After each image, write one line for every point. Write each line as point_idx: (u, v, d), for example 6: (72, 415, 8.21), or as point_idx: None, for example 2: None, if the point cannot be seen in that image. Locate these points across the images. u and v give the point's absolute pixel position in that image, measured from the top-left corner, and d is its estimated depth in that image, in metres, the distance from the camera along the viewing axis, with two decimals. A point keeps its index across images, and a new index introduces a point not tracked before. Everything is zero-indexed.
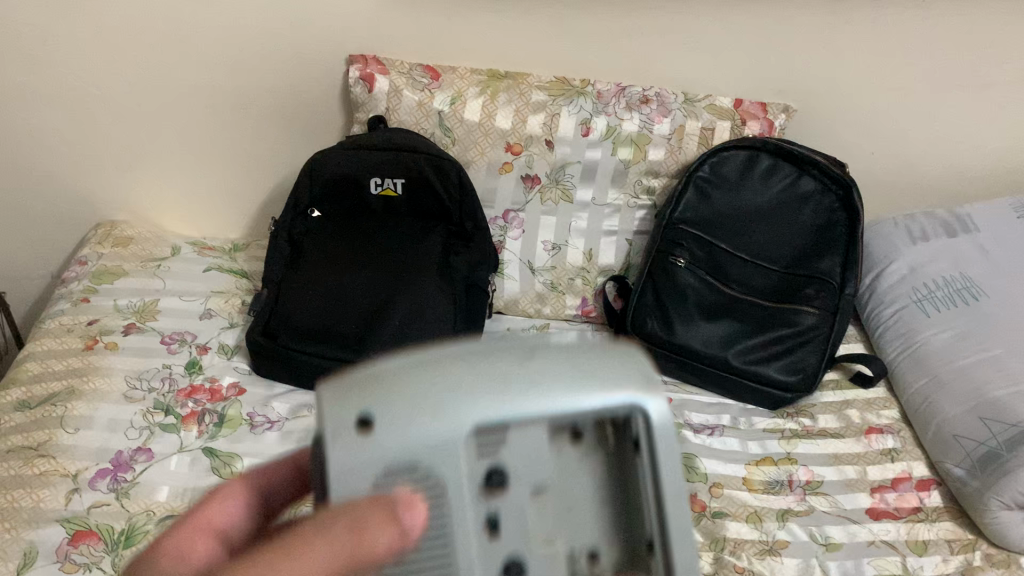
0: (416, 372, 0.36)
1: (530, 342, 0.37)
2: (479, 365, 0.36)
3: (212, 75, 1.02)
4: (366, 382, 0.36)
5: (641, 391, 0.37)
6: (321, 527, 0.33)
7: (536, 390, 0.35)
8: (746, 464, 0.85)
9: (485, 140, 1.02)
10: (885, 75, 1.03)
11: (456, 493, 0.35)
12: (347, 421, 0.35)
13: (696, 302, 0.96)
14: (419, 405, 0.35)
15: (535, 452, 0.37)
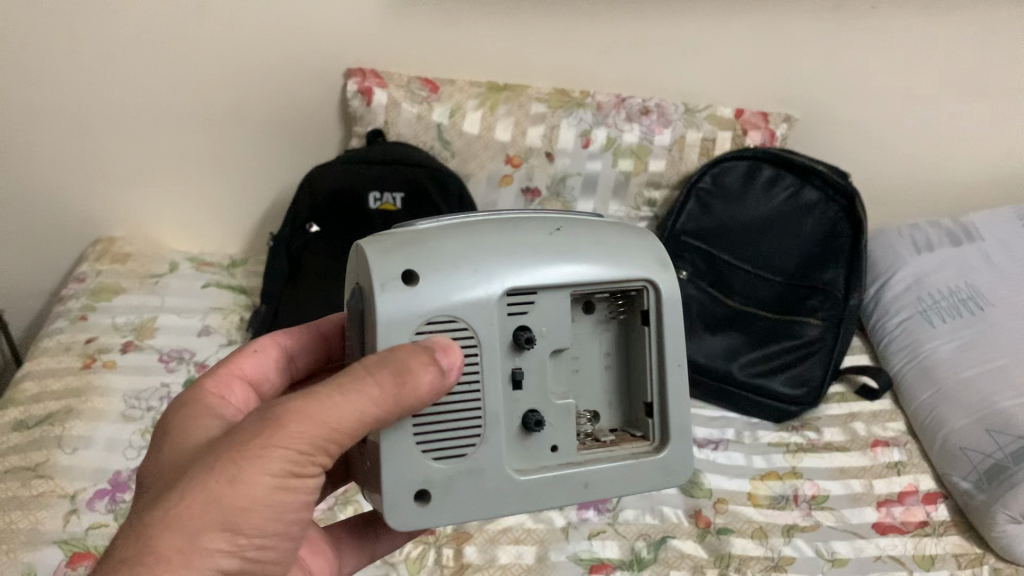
0: (463, 241, 0.44)
1: (553, 223, 0.48)
2: (518, 241, 0.45)
3: (211, 89, 1.01)
4: (416, 243, 0.43)
5: (651, 273, 0.48)
6: (352, 378, 0.39)
7: (567, 265, 0.46)
8: (751, 479, 0.84)
9: (484, 152, 1.01)
10: (886, 83, 1.03)
11: (491, 348, 0.44)
12: (394, 273, 0.42)
13: (699, 314, 0.95)
14: (472, 267, 0.43)
15: (560, 316, 0.47)
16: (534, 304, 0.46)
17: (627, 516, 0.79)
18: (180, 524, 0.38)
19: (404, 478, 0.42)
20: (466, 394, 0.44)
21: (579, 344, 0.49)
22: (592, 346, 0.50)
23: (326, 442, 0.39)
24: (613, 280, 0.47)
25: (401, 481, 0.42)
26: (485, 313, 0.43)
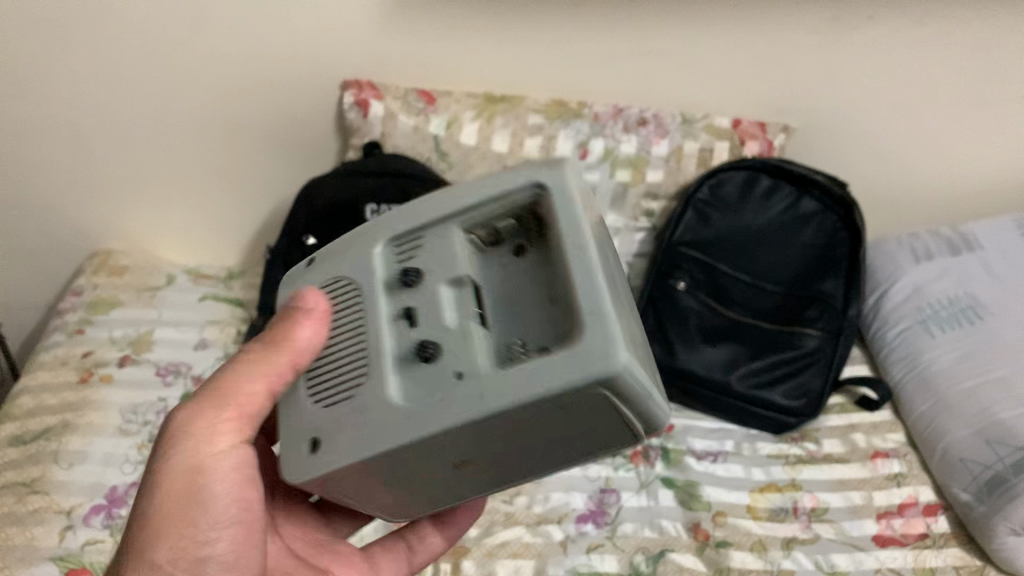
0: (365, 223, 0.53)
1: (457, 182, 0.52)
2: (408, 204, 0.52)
3: (208, 102, 1.01)
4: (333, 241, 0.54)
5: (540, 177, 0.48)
6: (246, 357, 0.49)
7: (442, 204, 0.50)
8: (750, 491, 0.83)
9: (481, 163, 1.02)
10: (885, 93, 1.02)
11: (369, 293, 0.49)
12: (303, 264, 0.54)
13: (697, 326, 0.95)
14: (362, 235, 0.52)
15: (450, 248, 0.49)
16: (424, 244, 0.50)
17: (626, 530, 0.79)
18: (145, 499, 0.48)
19: (298, 433, 0.48)
20: (343, 343, 0.49)
21: (508, 284, 0.49)
22: (522, 279, 0.49)
23: (245, 416, 0.49)
24: (490, 195, 0.49)
25: (297, 434, 0.48)
26: (360, 263, 0.50)
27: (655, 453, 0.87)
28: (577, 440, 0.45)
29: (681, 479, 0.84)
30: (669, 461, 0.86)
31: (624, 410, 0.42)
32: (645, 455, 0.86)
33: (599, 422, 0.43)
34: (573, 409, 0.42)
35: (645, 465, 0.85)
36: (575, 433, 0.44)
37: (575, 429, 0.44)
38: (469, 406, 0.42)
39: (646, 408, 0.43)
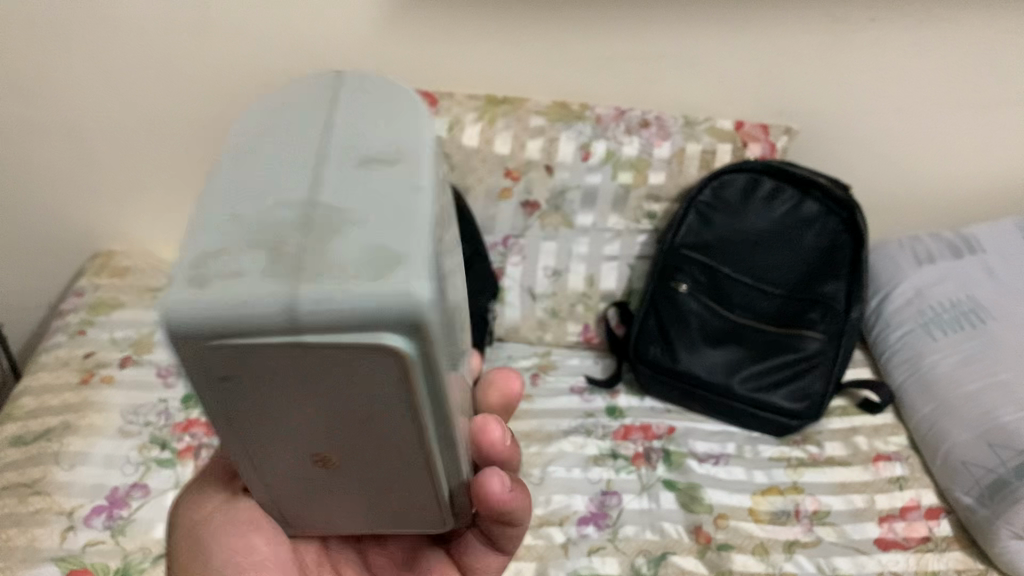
0: None
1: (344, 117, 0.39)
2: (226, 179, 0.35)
3: (208, 104, 1.02)
4: None
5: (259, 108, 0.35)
6: None
7: None
8: (753, 494, 0.83)
9: (483, 166, 1.01)
10: (885, 97, 1.02)
11: None
12: None
13: (699, 328, 0.95)
14: None
15: None
16: None
17: (627, 532, 0.79)
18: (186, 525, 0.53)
19: None
20: None
21: None
22: None
23: None
24: None
25: None
26: None
27: (657, 455, 0.87)
28: (327, 384, 0.29)
29: (682, 482, 0.84)
30: (670, 464, 0.86)
31: (268, 337, 0.27)
32: (646, 457, 0.87)
33: (287, 365, 0.28)
34: (245, 373, 0.29)
35: (646, 468, 0.85)
36: (297, 383, 0.29)
37: (284, 379, 0.29)
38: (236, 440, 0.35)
39: (337, 313, 0.26)
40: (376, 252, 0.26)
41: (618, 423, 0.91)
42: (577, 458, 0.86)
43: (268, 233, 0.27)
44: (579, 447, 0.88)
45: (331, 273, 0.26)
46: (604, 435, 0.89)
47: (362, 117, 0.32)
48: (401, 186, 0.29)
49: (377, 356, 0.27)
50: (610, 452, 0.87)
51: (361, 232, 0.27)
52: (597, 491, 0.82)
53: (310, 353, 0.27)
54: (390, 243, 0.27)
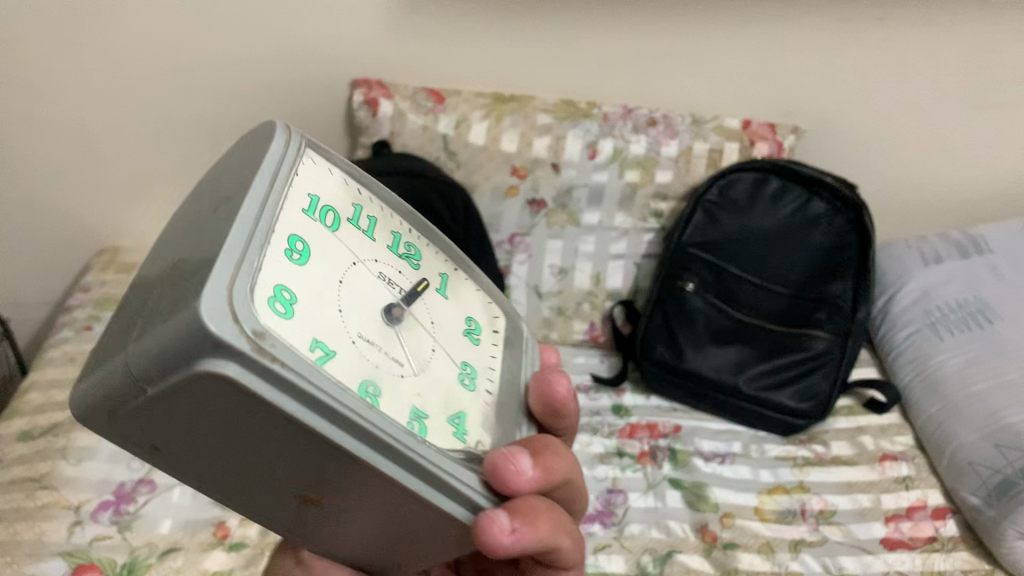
0: None
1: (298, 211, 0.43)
2: None
3: (216, 101, 1.02)
4: None
5: None
6: None
7: None
8: (758, 493, 0.83)
9: (490, 164, 1.01)
10: (893, 97, 1.02)
11: None
12: None
13: (705, 327, 0.95)
14: None
15: None
16: None
17: (633, 530, 0.79)
18: None
19: None
20: None
21: None
22: None
23: None
24: None
25: None
26: None
27: (663, 454, 0.87)
28: (214, 430, 0.29)
29: (687, 480, 0.84)
30: (676, 462, 0.86)
31: (132, 404, 0.29)
32: (652, 456, 0.87)
33: (167, 423, 0.29)
34: (165, 446, 0.30)
35: (652, 466, 0.86)
36: (188, 437, 0.30)
37: (182, 436, 0.30)
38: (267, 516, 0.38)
39: (149, 361, 0.27)
40: (179, 300, 0.28)
41: (624, 421, 0.91)
42: (583, 456, 0.86)
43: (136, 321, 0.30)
44: (586, 445, 0.88)
45: (151, 329, 0.28)
46: (610, 433, 0.89)
47: (222, 185, 0.35)
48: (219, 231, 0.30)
49: (216, 387, 0.27)
50: (616, 450, 0.87)
51: (181, 281, 0.29)
52: (602, 488, 0.83)
53: (172, 403, 0.28)
54: (193, 283, 0.28)
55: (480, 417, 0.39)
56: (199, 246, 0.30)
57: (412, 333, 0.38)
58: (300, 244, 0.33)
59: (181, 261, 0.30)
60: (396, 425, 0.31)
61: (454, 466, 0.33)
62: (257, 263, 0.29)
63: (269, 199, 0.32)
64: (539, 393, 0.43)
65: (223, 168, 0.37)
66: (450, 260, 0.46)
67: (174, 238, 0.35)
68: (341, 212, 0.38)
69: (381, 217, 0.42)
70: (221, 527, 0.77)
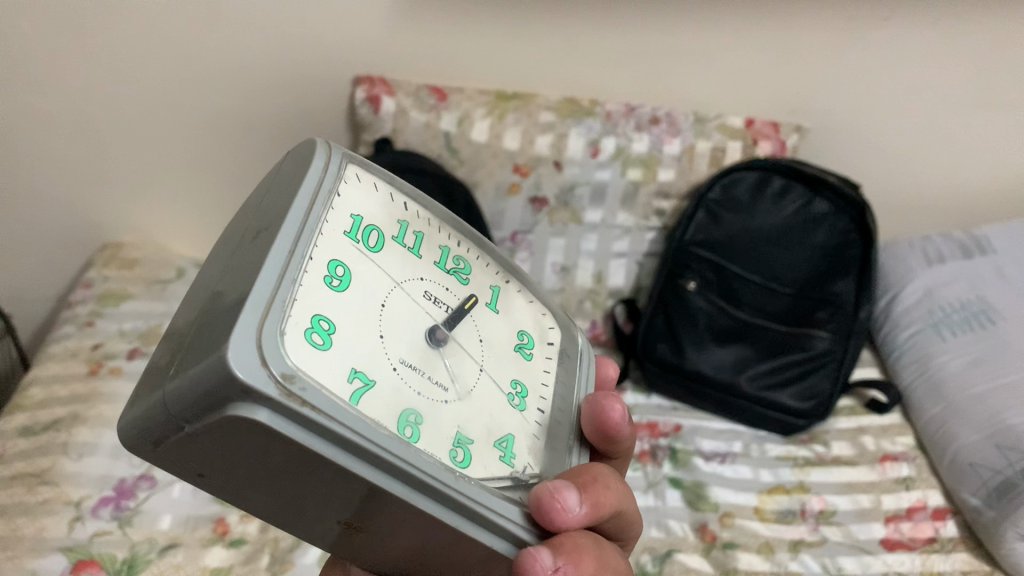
0: None
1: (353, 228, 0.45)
2: None
3: (220, 97, 1.02)
4: None
5: None
6: None
7: None
8: (758, 493, 0.83)
9: (493, 161, 1.01)
10: (897, 96, 1.02)
11: None
12: None
13: (707, 326, 0.95)
14: None
15: None
16: None
17: None
18: None
19: None
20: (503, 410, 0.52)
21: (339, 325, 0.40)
22: None
23: None
24: None
25: None
26: None
27: (663, 453, 0.87)
28: (252, 462, 0.31)
29: (688, 479, 0.84)
30: (676, 461, 0.86)
31: (174, 436, 0.31)
32: (652, 454, 0.87)
33: (206, 454, 0.31)
34: (208, 472, 0.33)
35: (652, 465, 0.85)
36: (229, 466, 0.32)
37: (223, 464, 0.32)
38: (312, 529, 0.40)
39: (185, 400, 0.29)
40: (212, 333, 0.29)
41: None
42: None
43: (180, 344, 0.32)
44: None
45: (185, 366, 0.30)
46: None
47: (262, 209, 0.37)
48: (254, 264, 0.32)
49: (242, 426, 0.28)
50: None
51: (218, 316, 0.30)
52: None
53: (207, 438, 0.30)
54: (226, 315, 0.30)
55: (526, 440, 0.41)
56: (239, 278, 0.32)
57: (456, 354, 0.39)
58: (341, 270, 0.35)
59: (223, 294, 0.32)
60: (431, 460, 0.33)
61: (490, 497, 0.35)
62: (290, 297, 0.31)
63: (306, 231, 0.34)
64: (591, 416, 0.44)
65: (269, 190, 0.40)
66: (502, 272, 0.48)
67: (219, 260, 0.37)
68: (385, 230, 0.40)
69: (429, 231, 0.44)
70: (221, 524, 0.78)
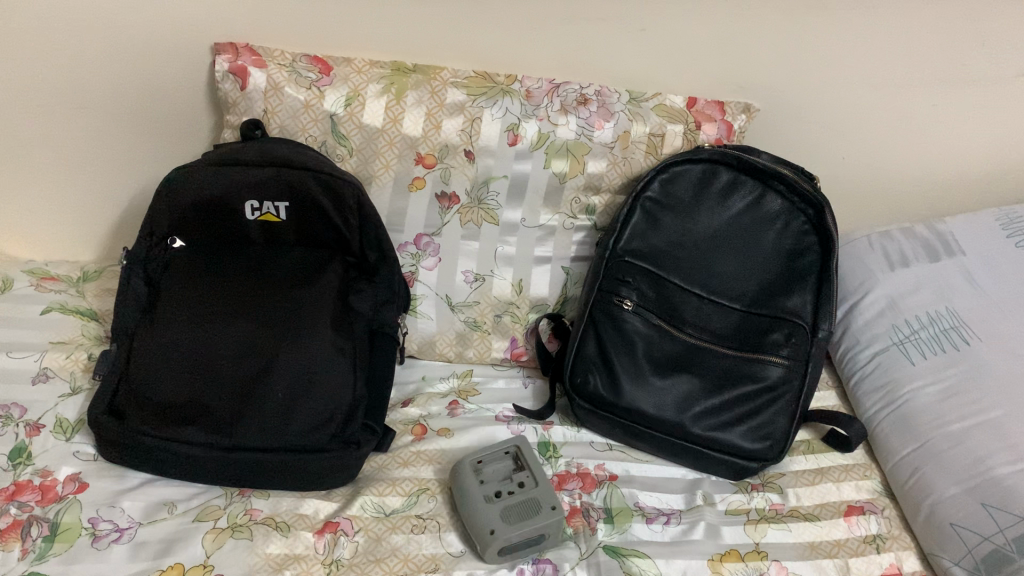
0: (486, 513, 0.68)
1: (486, 488, 0.70)
2: (502, 516, 0.68)
3: (40, 67, 0.81)
4: (486, 513, 0.68)
5: (469, 502, 0.70)
6: None
7: (474, 509, 0.69)
8: (709, 561, 0.70)
9: (390, 151, 0.83)
10: (864, 72, 0.87)
11: (478, 493, 0.70)
12: (492, 516, 0.68)
13: (646, 354, 0.80)
14: (472, 504, 0.69)
15: (517, 508, 0.69)
16: (488, 502, 0.69)
17: None
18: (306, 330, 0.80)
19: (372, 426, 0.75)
20: (509, 515, 0.68)
21: (505, 516, 0.68)
22: (494, 479, 0.72)
23: None
24: (489, 515, 0.68)
25: (490, 521, 0.67)
26: (473, 474, 0.72)
27: (597, 513, 0.74)
28: (477, 485, 0.71)
29: (627, 547, 0.70)
30: (613, 525, 0.73)
31: (505, 503, 0.69)
32: (585, 515, 0.74)
33: (485, 492, 0.70)
34: (480, 499, 0.70)
35: (585, 530, 0.72)
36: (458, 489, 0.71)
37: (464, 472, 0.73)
38: (475, 502, 0.70)
39: (525, 509, 0.69)
40: (522, 506, 0.69)
41: (551, 470, 0.78)
42: None
43: (506, 485, 0.71)
44: None
45: (533, 487, 0.71)
46: None
47: (526, 492, 0.71)
48: (511, 483, 0.72)
49: (507, 480, 0.72)
50: None
51: (500, 485, 0.71)
52: (501, 452, 0.75)
53: (478, 473, 0.72)
54: (520, 475, 0.73)
55: (508, 504, 0.69)
56: (536, 506, 0.69)
57: (494, 468, 0.73)
58: (513, 497, 0.70)
59: (525, 493, 0.70)
60: (490, 471, 0.73)
61: (502, 505, 0.69)
62: (510, 449, 0.75)
63: (530, 476, 0.73)
64: (488, 513, 0.68)
65: (516, 513, 0.68)
66: (510, 482, 0.71)
67: (489, 519, 0.68)
68: (520, 483, 0.72)
69: (530, 497, 0.70)
70: None
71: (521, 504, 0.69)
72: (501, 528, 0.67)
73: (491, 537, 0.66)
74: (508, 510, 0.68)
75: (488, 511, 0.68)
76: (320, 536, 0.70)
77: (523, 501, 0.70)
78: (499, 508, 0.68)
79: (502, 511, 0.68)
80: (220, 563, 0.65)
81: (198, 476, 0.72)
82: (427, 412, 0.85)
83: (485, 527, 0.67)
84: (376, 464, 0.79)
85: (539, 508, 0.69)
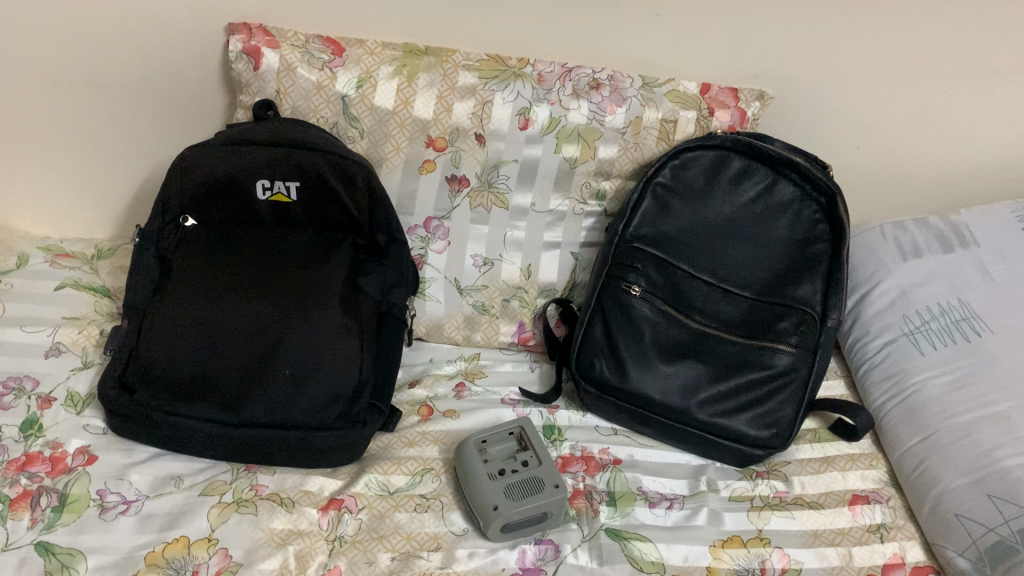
0: (489, 489, 0.68)
1: (490, 466, 0.71)
2: (504, 493, 0.68)
3: (57, 46, 0.82)
4: (489, 490, 0.68)
5: (472, 479, 0.70)
6: None
7: (478, 486, 0.69)
8: (711, 547, 0.70)
9: (400, 133, 0.84)
10: (880, 61, 0.86)
11: (483, 470, 0.70)
12: (495, 492, 0.68)
13: (654, 340, 0.80)
14: (476, 480, 0.70)
15: (521, 485, 0.69)
16: (492, 478, 0.69)
17: None
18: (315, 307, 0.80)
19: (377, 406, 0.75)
20: (513, 491, 0.68)
21: (508, 493, 0.68)
22: (497, 457, 0.72)
23: None
24: (492, 491, 0.68)
25: (493, 497, 0.68)
26: (477, 452, 0.72)
27: (600, 497, 0.74)
28: (481, 462, 0.71)
29: (629, 531, 0.71)
30: (615, 508, 0.73)
31: (508, 479, 0.70)
32: (588, 498, 0.74)
33: (489, 469, 0.71)
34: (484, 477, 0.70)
35: (588, 513, 0.73)
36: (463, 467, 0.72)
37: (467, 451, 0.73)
38: (478, 479, 0.70)
39: (529, 486, 0.69)
40: (525, 483, 0.69)
41: (556, 453, 0.79)
42: None
43: (509, 463, 0.72)
44: None
45: (536, 465, 0.71)
46: None
47: (529, 470, 0.71)
48: (515, 461, 0.72)
49: (511, 459, 0.72)
50: None
51: (504, 462, 0.71)
52: (505, 433, 0.75)
53: (481, 451, 0.73)
54: (523, 453, 0.73)
55: (512, 481, 0.69)
56: (539, 484, 0.70)
57: (498, 447, 0.74)
58: (517, 475, 0.70)
59: (529, 471, 0.71)
60: (493, 449, 0.73)
61: (505, 482, 0.69)
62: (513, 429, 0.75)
63: (533, 454, 0.73)
64: (492, 489, 0.68)
65: (520, 490, 0.69)
66: (514, 460, 0.72)
67: (491, 496, 0.68)
68: (524, 461, 0.72)
69: (534, 474, 0.70)
70: None
71: (524, 482, 0.70)
72: (504, 504, 0.67)
73: (495, 513, 0.67)
74: (511, 487, 0.69)
75: (491, 488, 0.68)
76: (325, 512, 0.70)
77: (526, 478, 0.70)
78: (503, 485, 0.69)
79: (505, 487, 0.69)
80: (224, 538, 0.66)
81: (205, 451, 0.73)
82: (434, 394, 0.86)
83: (488, 504, 0.67)
84: (382, 443, 0.79)
85: (542, 485, 0.69)
